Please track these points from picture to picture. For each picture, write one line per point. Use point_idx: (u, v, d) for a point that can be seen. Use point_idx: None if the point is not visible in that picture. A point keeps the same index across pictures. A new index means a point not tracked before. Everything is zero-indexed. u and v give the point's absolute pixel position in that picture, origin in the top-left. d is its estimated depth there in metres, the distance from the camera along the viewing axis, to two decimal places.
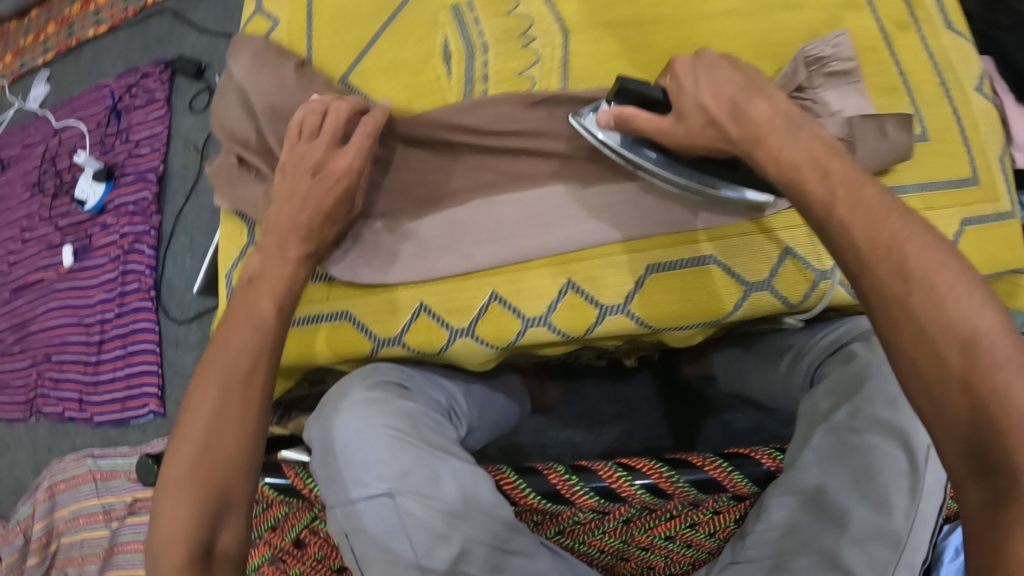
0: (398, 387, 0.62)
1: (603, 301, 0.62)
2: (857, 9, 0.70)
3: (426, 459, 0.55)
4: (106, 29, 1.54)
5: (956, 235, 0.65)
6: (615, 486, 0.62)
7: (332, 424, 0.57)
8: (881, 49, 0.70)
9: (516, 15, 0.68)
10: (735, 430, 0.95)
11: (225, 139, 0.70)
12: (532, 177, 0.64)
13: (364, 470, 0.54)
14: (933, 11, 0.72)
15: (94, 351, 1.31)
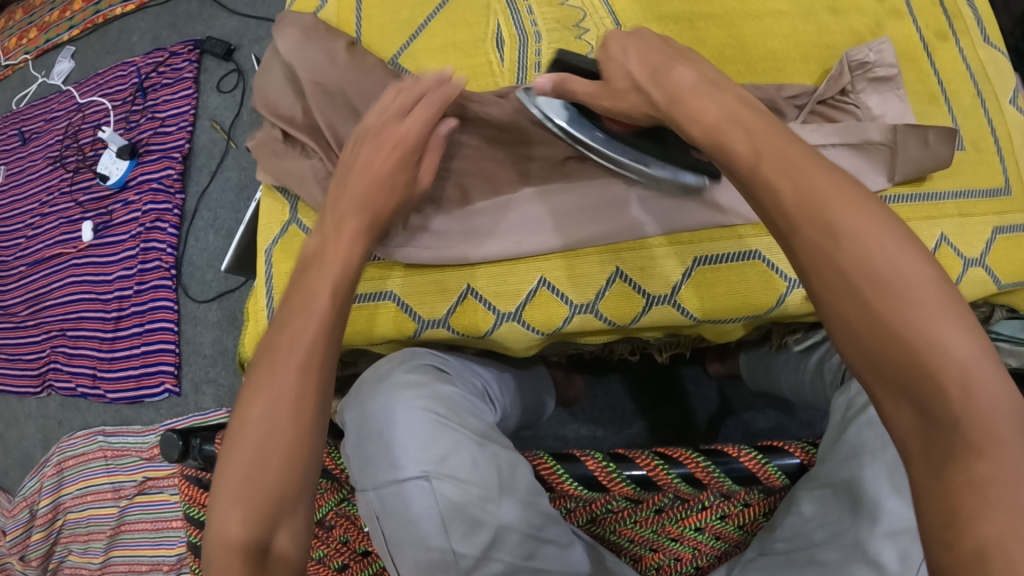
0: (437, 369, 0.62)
1: (651, 291, 0.63)
2: (901, 17, 0.70)
3: (464, 445, 0.55)
4: (134, 7, 1.55)
5: (989, 242, 0.64)
6: (652, 475, 0.63)
7: (369, 405, 0.57)
8: (919, 58, 0.69)
9: (568, 6, 0.69)
10: (756, 430, 0.97)
11: (269, 114, 0.69)
12: (584, 167, 0.64)
13: (403, 454, 0.53)
14: (972, 23, 0.72)
15: (110, 327, 1.31)
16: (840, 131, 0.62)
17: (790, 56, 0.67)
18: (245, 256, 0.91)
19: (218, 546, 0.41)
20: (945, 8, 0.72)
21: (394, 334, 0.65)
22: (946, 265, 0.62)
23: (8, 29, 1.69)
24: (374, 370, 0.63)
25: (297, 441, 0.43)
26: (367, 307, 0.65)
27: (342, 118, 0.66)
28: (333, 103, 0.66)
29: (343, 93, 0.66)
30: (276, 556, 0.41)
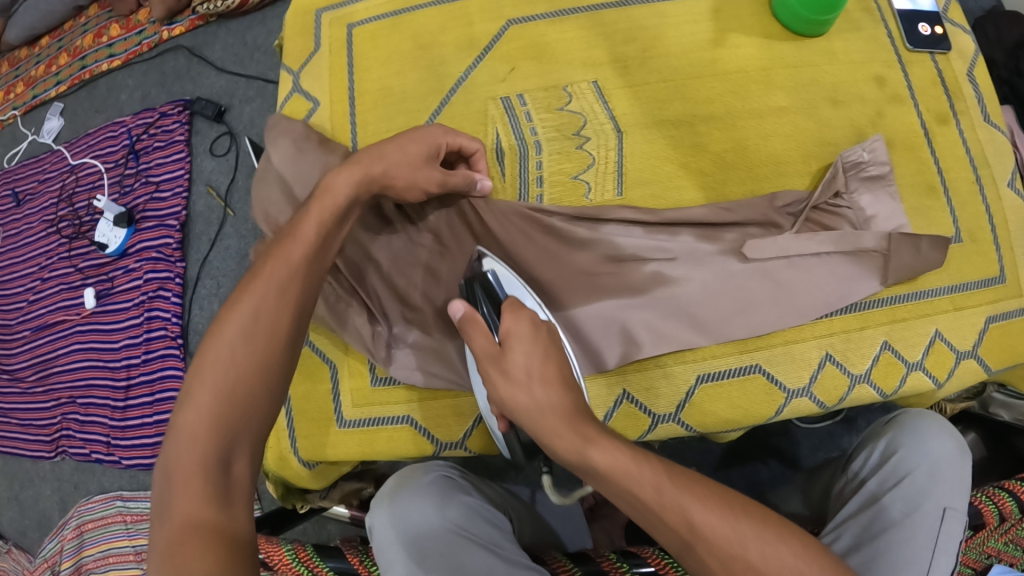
0: (456, 483, 0.63)
1: (656, 409, 0.63)
2: (901, 103, 0.72)
3: (481, 553, 0.56)
4: (120, 63, 1.51)
5: (981, 335, 0.66)
6: (661, 570, 0.64)
7: (389, 514, 0.59)
8: (920, 147, 0.71)
9: (568, 111, 0.70)
10: (759, 482, 0.96)
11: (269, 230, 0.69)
12: (599, 284, 0.64)
13: (420, 560, 0.55)
14: (971, 102, 0.74)
15: (120, 397, 1.33)
16: (834, 239, 0.64)
17: (791, 157, 0.69)
18: None
19: (181, 455, 0.43)
20: (946, 88, 0.74)
21: (412, 455, 0.66)
22: (940, 360, 0.65)
23: None
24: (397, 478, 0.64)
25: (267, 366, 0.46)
26: (381, 431, 0.66)
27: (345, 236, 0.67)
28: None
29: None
30: (234, 483, 0.43)
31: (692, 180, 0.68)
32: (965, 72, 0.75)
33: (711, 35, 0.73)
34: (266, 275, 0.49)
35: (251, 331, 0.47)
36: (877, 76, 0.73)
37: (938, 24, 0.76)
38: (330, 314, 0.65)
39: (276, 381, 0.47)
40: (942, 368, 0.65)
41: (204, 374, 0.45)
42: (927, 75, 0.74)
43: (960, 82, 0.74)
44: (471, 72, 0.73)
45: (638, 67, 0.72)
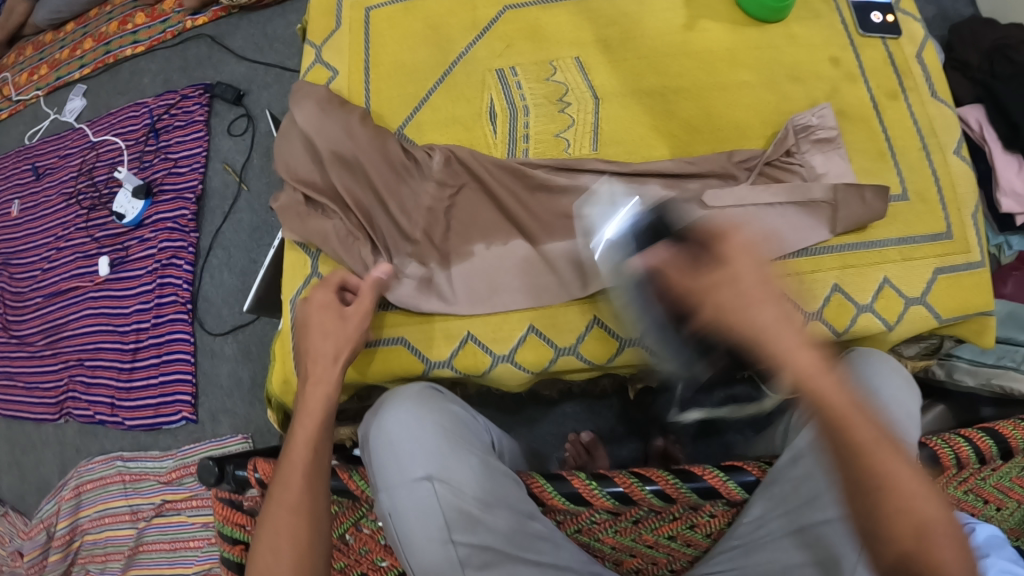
0: (439, 394, 0.73)
1: (623, 334, 0.72)
2: (854, 81, 0.83)
3: (465, 456, 0.68)
4: (144, 48, 1.61)
5: (930, 281, 0.76)
6: (628, 490, 0.70)
7: (382, 420, 0.69)
8: (870, 119, 0.81)
9: (553, 81, 0.81)
10: None
11: (289, 178, 0.77)
12: (582, 222, 0.74)
13: (412, 458, 0.66)
14: (920, 81, 0.84)
15: (128, 359, 1.40)
16: (786, 192, 0.74)
17: (752, 125, 0.79)
18: (264, 298, 0.99)
19: None
20: (897, 68, 0.84)
21: (407, 374, 0.74)
22: (889, 304, 0.74)
23: (18, 64, 1.76)
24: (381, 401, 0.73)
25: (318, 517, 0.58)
26: (381, 351, 0.74)
27: (360, 186, 0.76)
28: (352, 173, 0.76)
29: (359, 165, 0.76)
30: None
31: (662, 141, 0.79)
32: (915, 54, 0.86)
33: (684, 20, 0.83)
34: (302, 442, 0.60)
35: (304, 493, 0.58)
36: (832, 58, 0.83)
37: (890, 13, 0.87)
38: (341, 249, 0.74)
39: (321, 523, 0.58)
40: (891, 311, 0.74)
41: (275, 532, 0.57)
42: (878, 57, 0.85)
43: (910, 63, 0.85)
44: (471, 48, 0.84)
45: (620, 46, 0.83)
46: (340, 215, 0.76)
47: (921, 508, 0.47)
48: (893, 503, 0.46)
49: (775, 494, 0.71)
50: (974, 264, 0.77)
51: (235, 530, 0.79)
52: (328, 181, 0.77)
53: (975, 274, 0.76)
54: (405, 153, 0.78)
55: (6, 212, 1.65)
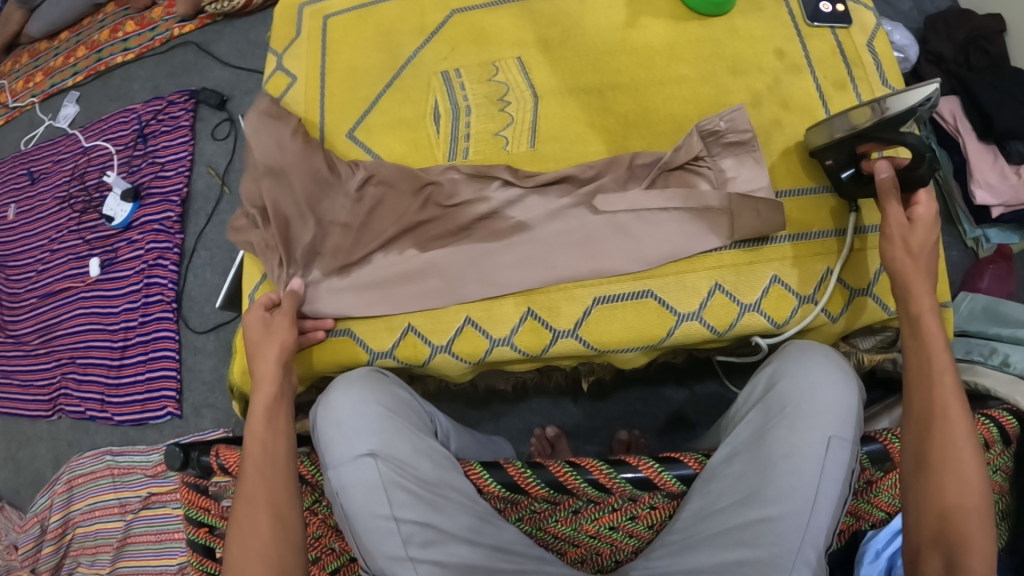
0: (382, 374, 0.76)
1: (557, 326, 0.76)
2: (798, 72, 0.86)
3: (409, 436, 0.71)
4: (134, 55, 1.66)
5: None
6: (561, 479, 0.73)
7: (329, 400, 0.72)
8: (814, 109, 0.85)
9: (495, 82, 0.86)
10: (686, 419, 1.15)
11: (246, 198, 0.82)
12: (528, 212, 0.80)
13: (356, 437, 0.69)
14: (870, 69, 0.87)
15: (117, 356, 1.44)
16: (681, 197, 0.77)
17: (689, 117, 0.83)
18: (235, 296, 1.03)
19: None
20: (846, 57, 0.87)
21: (353, 363, 0.79)
22: (834, 296, 0.78)
23: (15, 72, 1.82)
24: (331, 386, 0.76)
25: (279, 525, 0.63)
26: (326, 342, 0.79)
27: (285, 196, 0.80)
28: (279, 183, 0.80)
29: (287, 177, 0.80)
30: None
31: (598, 136, 0.83)
32: (865, 43, 0.88)
33: (625, 18, 0.88)
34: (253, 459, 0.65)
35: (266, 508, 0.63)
36: (777, 49, 0.87)
37: (840, 3, 0.89)
38: (262, 257, 0.79)
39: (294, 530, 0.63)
40: (835, 303, 0.78)
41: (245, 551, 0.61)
42: (826, 47, 0.87)
43: (860, 52, 0.87)
44: (419, 53, 0.88)
45: (559, 45, 0.87)
46: (263, 223, 0.80)
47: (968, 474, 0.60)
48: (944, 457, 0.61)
49: (713, 484, 0.73)
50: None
51: (201, 512, 0.83)
52: (258, 191, 0.81)
53: None
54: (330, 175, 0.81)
55: (3, 216, 1.70)
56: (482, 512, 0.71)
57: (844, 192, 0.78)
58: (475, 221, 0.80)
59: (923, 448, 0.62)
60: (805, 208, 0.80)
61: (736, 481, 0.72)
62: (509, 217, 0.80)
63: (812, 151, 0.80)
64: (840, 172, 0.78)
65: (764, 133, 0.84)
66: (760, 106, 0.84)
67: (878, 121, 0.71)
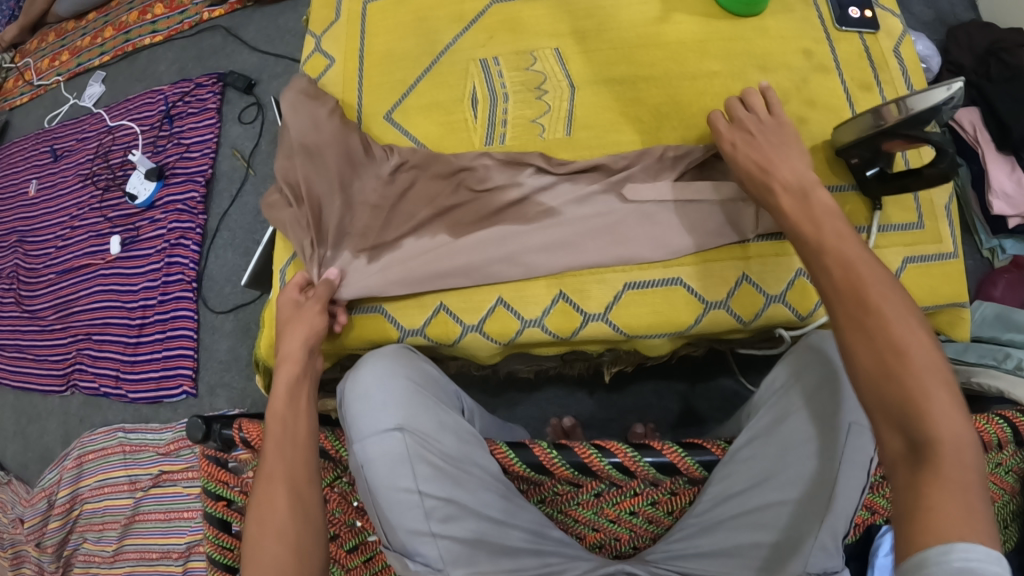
0: (412, 352, 0.77)
1: (587, 309, 0.77)
2: (826, 73, 0.87)
3: (435, 412, 0.71)
4: (161, 38, 1.68)
5: (901, 268, 0.83)
6: (587, 461, 0.74)
7: (357, 374, 0.72)
8: (842, 109, 0.86)
9: (533, 70, 0.88)
10: (701, 414, 1.16)
11: (281, 178, 0.83)
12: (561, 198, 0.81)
13: (382, 411, 0.70)
14: (896, 74, 0.88)
15: (134, 333, 1.45)
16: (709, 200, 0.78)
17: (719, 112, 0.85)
18: (260, 274, 1.04)
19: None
20: (873, 61, 0.88)
21: (384, 339, 0.81)
22: None
23: (41, 51, 1.84)
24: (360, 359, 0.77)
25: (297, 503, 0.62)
26: (359, 317, 0.81)
27: (324, 172, 0.82)
28: (312, 162, 0.82)
29: (320, 156, 0.82)
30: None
31: (630, 126, 0.84)
32: (891, 49, 0.90)
33: (658, 13, 0.89)
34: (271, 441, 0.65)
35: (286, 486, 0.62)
36: (805, 50, 0.88)
37: (869, 9, 0.90)
38: (292, 233, 0.81)
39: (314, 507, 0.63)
40: None
41: (261, 528, 0.60)
42: (854, 50, 0.89)
43: (886, 57, 0.89)
44: (456, 40, 0.90)
45: (594, 37, 0.89)
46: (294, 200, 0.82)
47: (941, 399, 0.48)
48: (912, 376, 0.49)
49: (731, 470, 0.73)
50: (946, 255, 0.84)
51: (219, 486, 0.84)
52: (291, 170, 0.83)
53: (948, 263, 0.84)
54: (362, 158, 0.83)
55: (25, 192, 1.72)
56: (504, 491, 0.72)
57: (868, 190, 0.81)
58: (508, 205, 0.81)
59: (879, 366, 0.50)
60: None
61: (755, 468, 0.72)
62: (541, 202, 0.81)
63: (838, 147, 0.82)
64: (865, 170, 0.80)
65: None
66: (788, 103, 0.85)
67: (900, 120, 0.72)
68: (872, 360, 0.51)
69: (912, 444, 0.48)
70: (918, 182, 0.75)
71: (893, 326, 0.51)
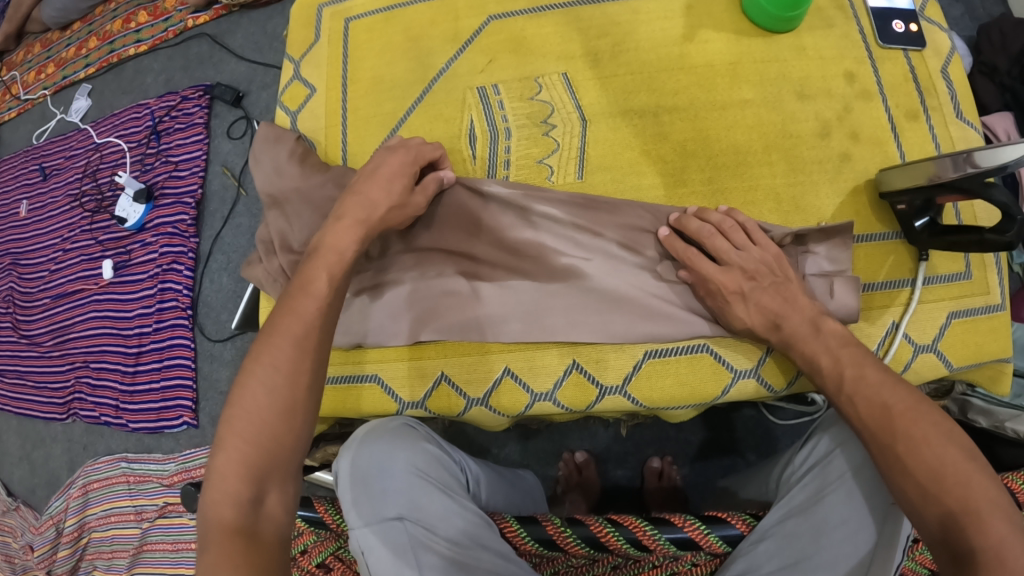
0: (412, 428, 0.71)
1: (605, 381, 0.73)
2: (870, 99, 0.80)
3: (439, 496, 0.65)
4: (147, 48, 1.59)
5: (945, 324, 0.76)
6: (602, 538, 0.68)
7: (356, 455, 0.66)
8: (886, 142, 0.79)
9: (539, 101, 0.80)
10: (722, 446, 1.07)
11: (264, 246, 0.79)
12: (578, 248, 0.75)
13: (382, 498, 0.63)
14: (945, 99, 0.81)
15: (131, 362, 1.40)
16: None
17: (752, 147, 0.78)
18: (252, 315, 1.00)
19: (219, 496, 0.51)
20: (918, 84, 0.81)
21: (384, 411, 0.77)
22: (898, 354, 0.76)
23: (27, 63, 1.76)
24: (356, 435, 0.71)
25: (292, 406, 0.54)
26: (357, 388, 0.78)
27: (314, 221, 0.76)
28: (283, 213, 0.78)
29: (288, 206, 0.77)
30: (266, 516, 0.51)
31: (652, 166, 0.78)
32: (939, 69, 0.83)
33: (683, 31, 0.82)
34: (280, 336, 0.57)
35: (275, 387, 0.55)
36: (847, 72, 0.81)
37: (914, 23, 0.83)
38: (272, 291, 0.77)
39: (299, 422, 0.55)
40: (898, 361, 0.76)
41: (234, 437, 0.53)
42: (899, 72, 0.81)
43: (934, 79, 0.82)
44: (452, 63, 0.83)
45: (609, 59, 0.81)
46: (271, 255, 0.78)
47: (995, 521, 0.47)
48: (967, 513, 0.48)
49: (763, 548, 0.65)
50: (994, 307, 0.77)
51: None
52: (266, 227, 0.79)
53: (995, 316, 0.77)
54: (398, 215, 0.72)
55: (16, 212, 1.66)
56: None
57: (915, 241, 0.75)
58: (522, 253, 0.76)
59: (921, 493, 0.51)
60: (872, 255, 0.77)
61: (785, 546, 0.64)
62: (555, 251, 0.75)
63: (884, 191, 0.75)
64: (914, 220, 0.74)
65: (834, 168, 0.78)
66: (829, 136, 0.78)
67: (960, 176, 0.65)
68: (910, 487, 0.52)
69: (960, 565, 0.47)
70: (976, 243, 0.68)
71: (924, 450, 0.52)
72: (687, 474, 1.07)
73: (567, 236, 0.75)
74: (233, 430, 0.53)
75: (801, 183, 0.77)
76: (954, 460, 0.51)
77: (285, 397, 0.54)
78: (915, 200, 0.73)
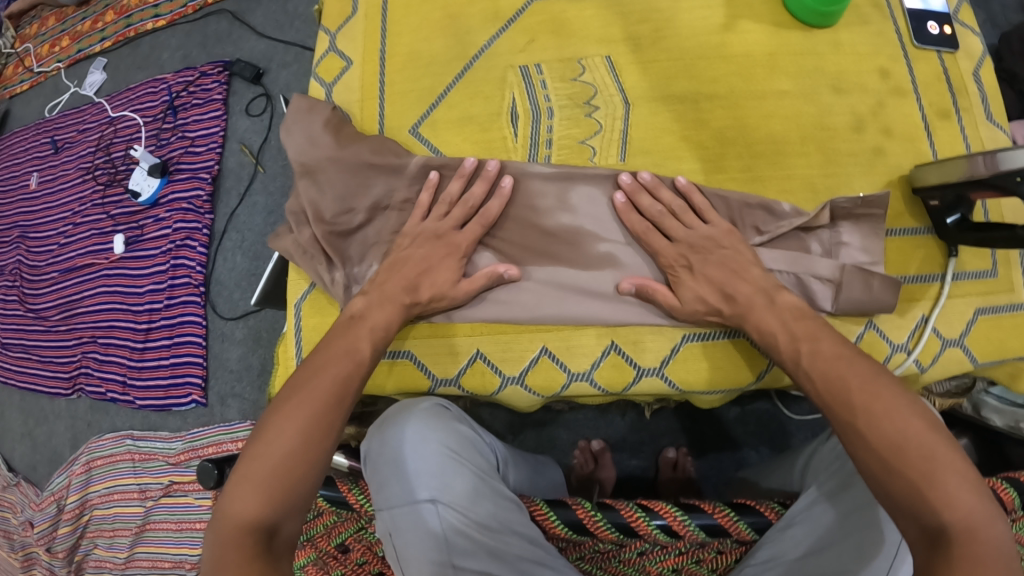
0: (444, 409, 0.71)
1: (641, 363, 0.74)
2: (904, 96, 0.80)
3: (471, 479, 0.64)
4: (165, 23, 1.58)
5: (971, 319, 0.76)
6: (632, 523, 0.67)
7: (388, 435, 0.66)
8: (919, 139, 0.79)
9: (580, 82, 0.80)
10: (737, 440, 1.07)
11: (297, 220, 0.79)
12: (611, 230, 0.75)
13: (414, 479, 0.62)
14: (975, 100, 0.81)
15: (140, 338, 1.38)
16: (788, 259, 0.73)
17: (790, 137, 0.78)
18: (271, 292, 0.99)
19: (233, 516, 0.54)
20: (951, 84, 0.81)
21: (411, 388, 0.77)
22: (927, 347, 0.75)
23: (40, 36, 1.74)
24: (386, 413, 0.71)
25: (323, 434, 0.58)
26: (388, 363, 0.77)
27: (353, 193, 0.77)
28: (316, 181, 0.78)
29: (322, 174, 0.78)
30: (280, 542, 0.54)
31: (691, 152, 0.78)
32: (971, 70, 0.83)
33: (722, 21, 0.81)
34: (326, 375, 0.62)
35: (307, 425, 0.58)
36: (882, 68, 0.81)
37: (947, 24, 0.83)
38: (304, 263, 0.77)
39: (322, 464, 0.58)
40: (927, 354, 0.75)
41: (259, 460, 0.56)
42: (932, 71, 0.81)
43: (965, 79, 0.82)
44: (491, 42, 0.83)
45: (649, 45, 0.81)
46: (302, 225, 0.79)
47: (963, 493, 0.49)
48: (929, 488, 0.50)
49: (792, 533, 0.66)
50: (1018, 305, 0.78)
51: None
52: (297, 198, 0.80)
53: (1018, 314, 0.78)
54: (463, 189, 0.75)
55: (26, 184, 1.64)
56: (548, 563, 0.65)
57: (945, 236, 0.75)
58: (558, 230, 0.76)
59: (881, 466, 0.52)
60: (905, 248, 0.77)
61: (817, 534, 0.65)
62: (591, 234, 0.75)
63: (917, 187, 0.75)
64: (946, 216, 0.74)
65: (869, 162, 0.78)
66: (864, 131, 0.78)
67: (991, 173, 0.65)
68: (873, 461, 0.53)
69: (930, 538, 0.48)
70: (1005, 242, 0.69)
71: (887, 425, 0.53)
72: (704, 468, 1.07)
73: (605, 215, 0.75)
74: (255, 457, 0.57)
75: (838, 175, 0.77)
76: (918, 434, 0.52)
77: (316, 435, 0.58)
78: (947, 196, 0.73)
